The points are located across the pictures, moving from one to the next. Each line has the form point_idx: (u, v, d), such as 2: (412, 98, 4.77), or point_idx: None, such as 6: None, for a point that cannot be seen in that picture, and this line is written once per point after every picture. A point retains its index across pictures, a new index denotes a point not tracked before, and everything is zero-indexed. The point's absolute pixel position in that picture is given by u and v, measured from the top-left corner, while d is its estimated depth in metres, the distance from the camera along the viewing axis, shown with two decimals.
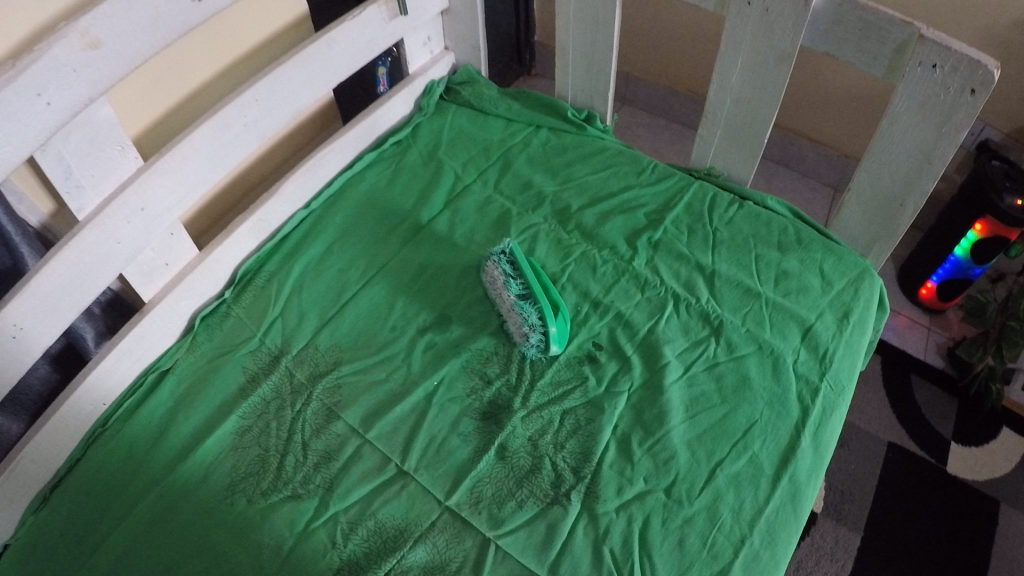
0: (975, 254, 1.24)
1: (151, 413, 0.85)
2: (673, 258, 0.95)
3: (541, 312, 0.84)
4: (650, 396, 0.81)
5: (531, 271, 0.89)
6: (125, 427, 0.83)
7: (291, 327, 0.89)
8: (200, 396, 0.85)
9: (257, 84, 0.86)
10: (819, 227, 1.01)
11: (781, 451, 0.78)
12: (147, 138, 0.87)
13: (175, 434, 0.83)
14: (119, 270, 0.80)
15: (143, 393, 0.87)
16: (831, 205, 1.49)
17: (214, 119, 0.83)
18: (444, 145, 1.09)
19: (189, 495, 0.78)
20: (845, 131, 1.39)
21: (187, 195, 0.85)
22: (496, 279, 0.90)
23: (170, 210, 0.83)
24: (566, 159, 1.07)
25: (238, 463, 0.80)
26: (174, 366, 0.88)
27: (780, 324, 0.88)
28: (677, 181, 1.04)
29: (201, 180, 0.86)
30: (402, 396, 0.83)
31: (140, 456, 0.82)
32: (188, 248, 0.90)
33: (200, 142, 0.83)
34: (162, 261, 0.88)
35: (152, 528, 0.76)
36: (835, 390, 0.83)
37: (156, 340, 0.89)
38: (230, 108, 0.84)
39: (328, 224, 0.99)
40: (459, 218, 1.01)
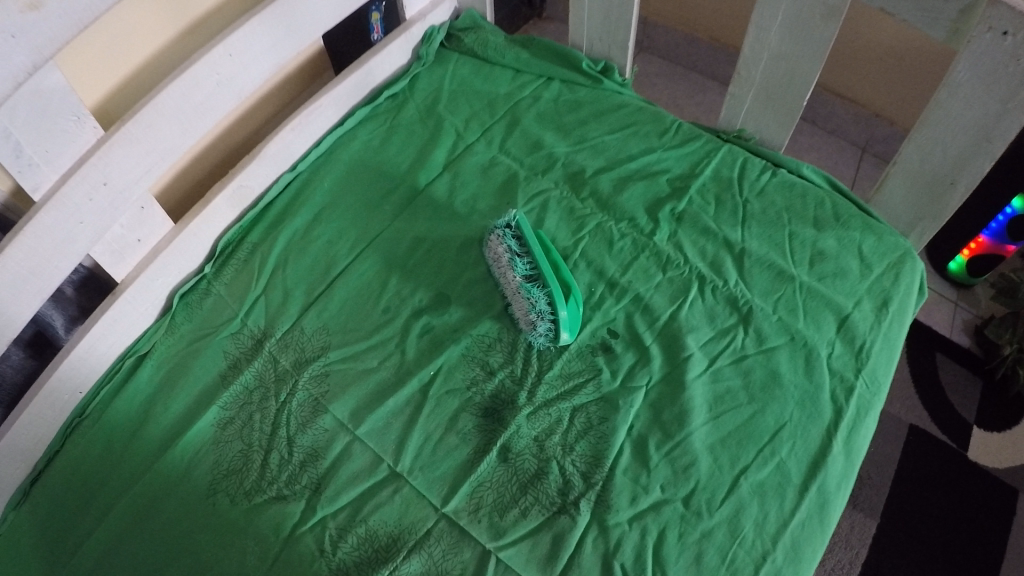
0: (1012, 229, 1.15)
1: (130, 401, 0.78)
2: (698, 233, 0.86)
3: (550, 297, 0.76)
4: (670, 393, 0.73)
5: (539, 247, 0.79)
6: (102, 419, 0.77)
7: (275, 307, 0.81)
8: (179, 383, 0.78)
9: (230, 37, 0.76)
10: (859, 200, 0.91)
11: (810, 458, 0.72)
12: (110, 102, 0.76)
13: (154, 426, 0.76)
14: (84, 253, 0.71)
15: (120, 379, 0.80)
16: (859, 167, 1.38)
17: (182, 78, 0.73)
18: (444, 98, 0.98)
19: (170, 492, 0.72)
20: (879, 89, 1.27)
21: (155, 164, 0.75)
22: (499, 256, 0.81)
23: (137, 183, 0.74)
24: (580, 116, 0.97)
25: (221, 459, 0.74)
26: (152, 351, 0.81)
27: (815, 312, 0.80)
28: (703, 145, 0.94)
29: (172, 148, 0.76)
30: (395, 387, 0.75)
31: (119, 449, 0.76)
32: (163, 221, 0.81)
33: (166, 105, 0.73)
34: (134, 238, 0.79)
35: (132, 529, 0.71)
36: (871, 389, 0.76)
37: (133, 322, 0.81)
38: (199, 66, 0.74)
39: (315, 189, 0.89)
40: (461, 183, 0.91)
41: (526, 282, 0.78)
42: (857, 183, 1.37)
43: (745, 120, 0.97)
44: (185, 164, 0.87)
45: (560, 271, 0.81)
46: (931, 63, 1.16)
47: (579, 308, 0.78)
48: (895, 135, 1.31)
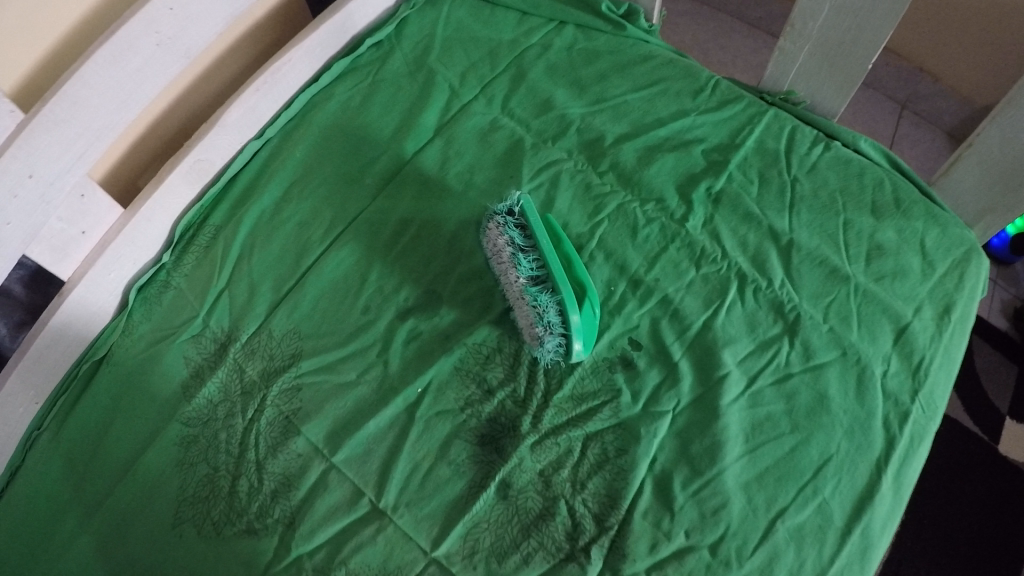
0: None
1: (87, 414, 0.69)
2: (737, 218, 0.73)
3: (561, 306, 0.63)
4: (701, 420, 0.63)
5: (547, 240, 0.65)
6: (61, 435, 0.69)
7: (239, 305, 0.69)
8: (138, 395, 0.69)
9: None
10: (921, 181, 0.78)
11: (857, 498, 0.62)
12: (41, 72, 0.62)
13: (115, 443, 0.67)
14: (17, 257, 0.60)
15: (78, 388, 0.71)
16: (898, 125, 1.23)
17: (113, 41, 0.59)
18: (438, 47, 0.82)
19: (136, 520, 0.64)
20: (927, 42, 1.12)
21: (91, 146, 0.62)
22: (500, 250, 0.67)
23: (72, 169, 0.61)
24: (599, 70, 0.82)
25: (186, 484, 0.65)
26: (111, 356, 0.71)
27: (870, 321, 0.69)
28: (744, 109, 0.80)
29: (113, 125, 0.63)
30: (376, 405, 0.64)
31: (80, 467, 0.67)
32: (108, 208, 0.69)
33: (96, 77, 0.59)
34: (76, 231, 0.67)
35: (101, 558, 0.64)
36: (929, 413, 0.66)
37: (85, 324, 0.71)
38: (133, 25, 0.60)
39: (285, 159, 0.76)
40: (455, 152, 0.76)
41: (532, 285, 0.64)
42: (895, 142, 1.22)
43: (795, 80, 0.82)
44: (139, 135, 0.72)
45: (570, 267, 0.68)
46: (1006, 23, 0.99)
47: (594, 315, 0.66)
48: (938, 92, 1.15)
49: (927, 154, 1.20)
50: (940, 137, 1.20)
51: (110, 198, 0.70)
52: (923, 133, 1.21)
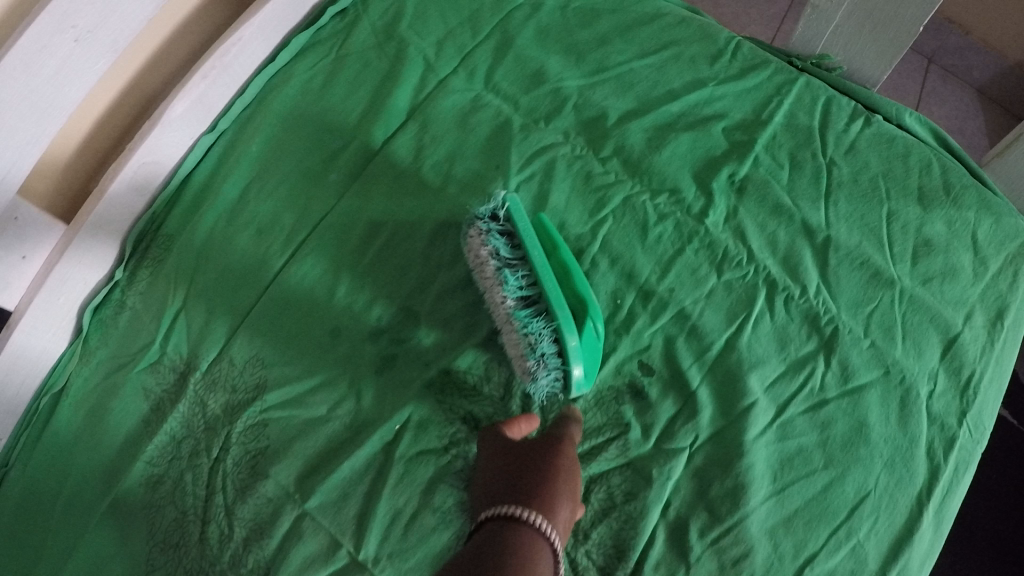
0: None
1: (51, 449, 0.63)
2: (765, 211, 0.63)
3: (557, 334, 0.53)
4: (722, 458, 0.55)
5: (538, 253, 0.55)
6: (25, 474, 0.63)
7: (197, 329, 0.62)
8: (99, 431, 0.62)
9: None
10: (971, 161, 0.69)
11: (897, 540, 0.54)
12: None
13: (79, 484, 0.62)
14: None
15: (40, 423, 0.65)
16: (925, 81, 1.07)
17: (21, 44, 0.49)
18: (410, 11, 0.71)
19: (104, 571, 0.58)
20: None
21: (16, 165, 0.54)
22: (483, 264, 0.57)
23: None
24: (598, 32, 0.70)
25: (155, 529, 0.59)
26: (69, 386, 0.65)
27: (916, 332, 0.60)
28: (772, 76, 0.68)
29: (37, 137, 0.55)
30: (351, 443, 0.57)
31: (45, 511, 0.62)
32: (48, 226, 0.60)
33: (7, 89, 0.50)
34: (17, 255, 0.59)
35: None
36: (977, 436, 0.58)
37: (38, 355, 0.64)
38: (40, 23, 0.50)
39: (241, 155, 0.66)
40: (431, 138, 0.66)
41: (522, 308, 0.55)
42: (923, 100, 1.06)
43: (832, 40, 0.70)
44: (80, 142, 0.62)
45: (567, 274, 0.57)
46: None
47: (597, 334, 0.56)
48: (970, 47, 1.03)
49: (955, 116, 1.05)
50: (969, 95, 1.06)
51: (50, 216, 0.61)
52: (951, 90, 1.07)
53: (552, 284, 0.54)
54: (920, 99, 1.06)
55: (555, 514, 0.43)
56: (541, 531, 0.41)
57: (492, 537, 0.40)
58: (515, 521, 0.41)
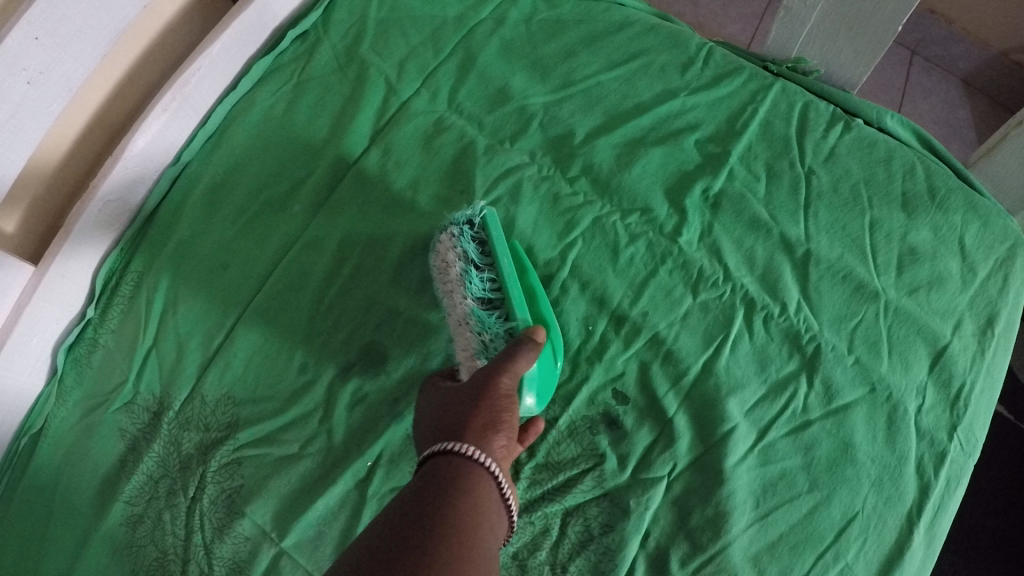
0: None
1: (30, 491, 0.63)
2: (738, 225, 0.62)
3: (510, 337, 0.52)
4: (701, 485, 0.54)
5: (508, 261, 0.54)
6: (10, 514, 0.63)
7: (169, 366, 0.61)
8: (77, 472, 0.62)
9: (28, 11, 0.49)
10: (957, 161, 0.67)
11: (885, 561, 0.53)
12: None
13: (60, 524, 0.61)
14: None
15: (21, 463, 0.65)
16: (909, 75, 1.05)
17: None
18: (371, 31, 0.70)
19: None
20: None
21: None
22: (448, 264, 0.56)
23: None
24: (564, 45, 0.70)
25: (138, 568, 0.59)
26: (48, 426, 0.64)
27: (902, 344, 0.58)
28: (745, 83, 0.68)
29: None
30: (325, 480, 0.56)
31: (34, 553, 0.62)
32: (18, 268, 0.59)
33: None
34: None
35: None
36: (968, 450, 0.56)
37: (13, 398, 0.63)
38: None
39: (210, 188, 0.65)
40: (395, 162, 0.65)
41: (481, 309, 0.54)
42: (908, 91, 1.04)
43: (806, 43, 0.68)
44: (41, 189, 0.61)
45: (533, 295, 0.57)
46: None
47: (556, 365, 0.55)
48: (952, 37, 1.01)
49: (940, 108, 1.03)
50: (953, 86, 1.04)
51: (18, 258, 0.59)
52: (936, 82, 1.04)
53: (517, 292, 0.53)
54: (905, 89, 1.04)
55: (493, 443, 0.44)
56: (486, 467, 0.42)
57: (428, 472, 0.41)
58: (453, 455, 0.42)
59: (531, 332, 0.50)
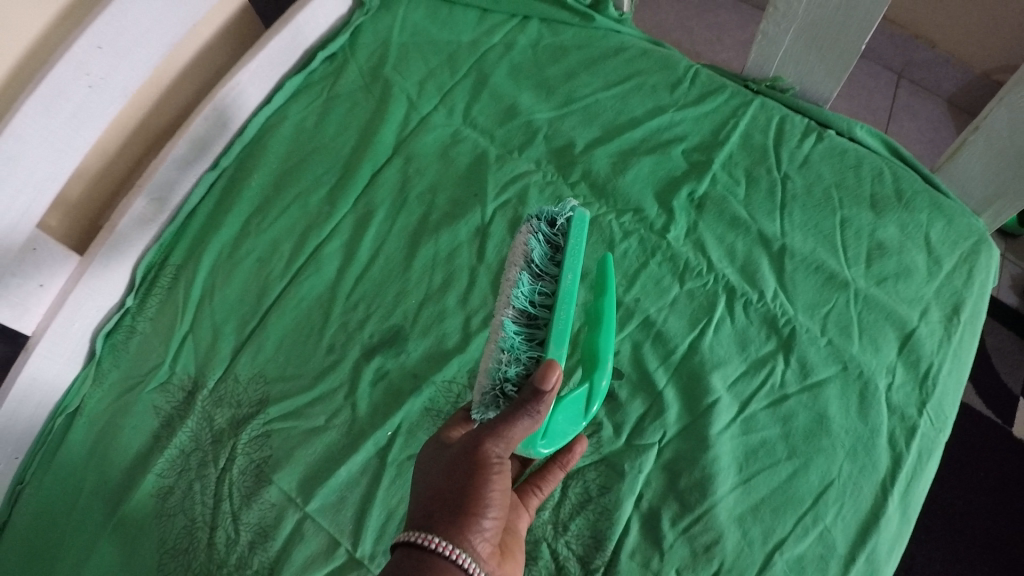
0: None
1: (65, 465, 0.66)
2: (722, 224, 0.69)
3: (533, 365, 0.51)
4: (689, 451, 0.59)
5: (568, 283, 0.53)
6: (41, 486, 0.65)
7: (204, 349, 0.67)
8: (111, 448, 0.66)
9: (95, 23, 0.56)
10: (925, 169, 0.73)
11: (862, 523, 0.58)
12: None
13: (94, 493, 0.64)
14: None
15: (54, 442, 0.68)
16: (896, 97, 1.16)
17: (39, 91, 0.55)
18: (393, 54, 0.78)
19: None
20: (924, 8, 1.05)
21: (34, 200, 0.59)
22: (514, 260, 0.55)
23: (16, 228, 0.58)
24: (566, 68, 0.77)
25: (165, 536, 0.62)
26: (83, 406, 0.68)
27: (872, 329, 0.64)
28: (728, 100, 0.75)
29: (56, 173, 0.59)
30: (348, 450, 0.61)
31: (61, 524, 0.64)
32: (65, 255, 0.66)
33: (27, 131, 0.55)
34: (36, 283, 0.64)
35: None
36: (937, 425, 0.61)
37: (54, 376, 0.68)
38: (61, 69, 0.55)
39: (243, 191, 0.72)
40: (416, 170, 0.72)
41: (519, 321, 0.53)
42: (895, 113, 1.15)
43: (782, 65, 0.76)
44: (89, 185, 0.68)
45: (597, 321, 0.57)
46: None
47: (585, 411, 0.54)
48: (937, 59, 1.10)
49: (928, 127, 1.14)
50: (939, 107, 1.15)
51: (66, 246, 0.67)
52: (922, 103, 1.15)
53: (565, 318, 0.51)
54: (893, 111, 1.15)
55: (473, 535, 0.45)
56: (458, 561, 0.43)
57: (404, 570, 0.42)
58: (428, 551, 0.43)
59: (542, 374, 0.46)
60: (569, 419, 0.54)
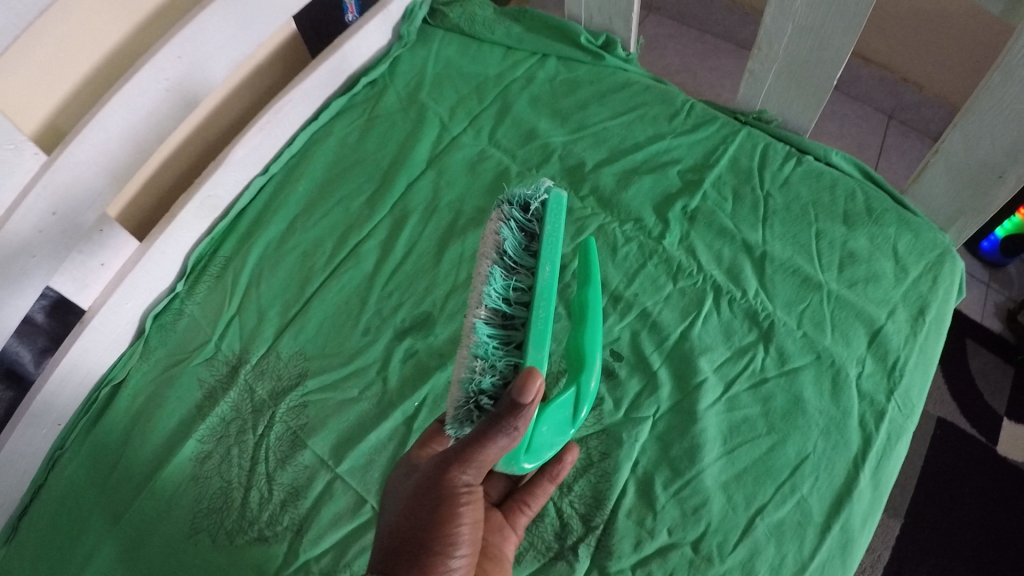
0: (1007, 245, 1.18)
1: (107, 432, 0.73)
2: (712, 233, 0.78)
3: (510, 371, 0.53)
4: (680, 423, 0.67)
5: (544, 277, 0.56)
6: (83, 449, 0.72)
7: (249, 330, 0.75)
8: (154, 416, 0.73)
9: (176, 36, 0.66)
10: (894, 190, 0.82)
11: (836, 495, 0.64)
12: (59, 113, 0.69)
13: (134, 458, 0.71)
14: (43, 284, 0.65)
15: (98, 410, 0.75)
16: (886, 136, 1.30)
17: (126, 89, 0.63)
18: (427, 83, 0.89)
19: (153, 532, 0.67)
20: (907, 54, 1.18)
21: (108, 185, 0.66)
22: (486, 252, 0.59)
23: (91, 208, 0.66)
24: (579, 99, 0.88)
25: (201, 496, 0.68)
26: (127, 378, 0.76)
27: (843, 325, 0.72)
28: (719, 129, 0.85)
29: (131, 161, 0.68)
30: (378, 419, 0.69)
31: (100, 484, 0.71)
32: (127, 240, 0.75)
33: (113, 123, 0.64)
34: (97, 263, 0.73)
35: (122, 561, 0.67)
36: (906, 411, 0.68)
37: (103, 350, 0.75)
38: (146, 71, 0.65)
39: (289, 195, 0.82)
40: (446, 181, 0.82)
41: (494, 321, 0.55)
42: (884, 151, 1.28)
43: (767, 100, 0.87)
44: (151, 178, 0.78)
45: (582, 317, 0.61)
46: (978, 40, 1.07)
47: (575, 418, 0.58)
48: (923, 101, 1.22)
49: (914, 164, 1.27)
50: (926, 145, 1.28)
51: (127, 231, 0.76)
52: (910, 143, 1.28)
53: (542, 316, 0.54)
54: (884, 152, 1.28)
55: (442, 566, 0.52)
56: None
57: None
58: None
59: (521, 387, 0.48)
60: (555, 426, 0.58)
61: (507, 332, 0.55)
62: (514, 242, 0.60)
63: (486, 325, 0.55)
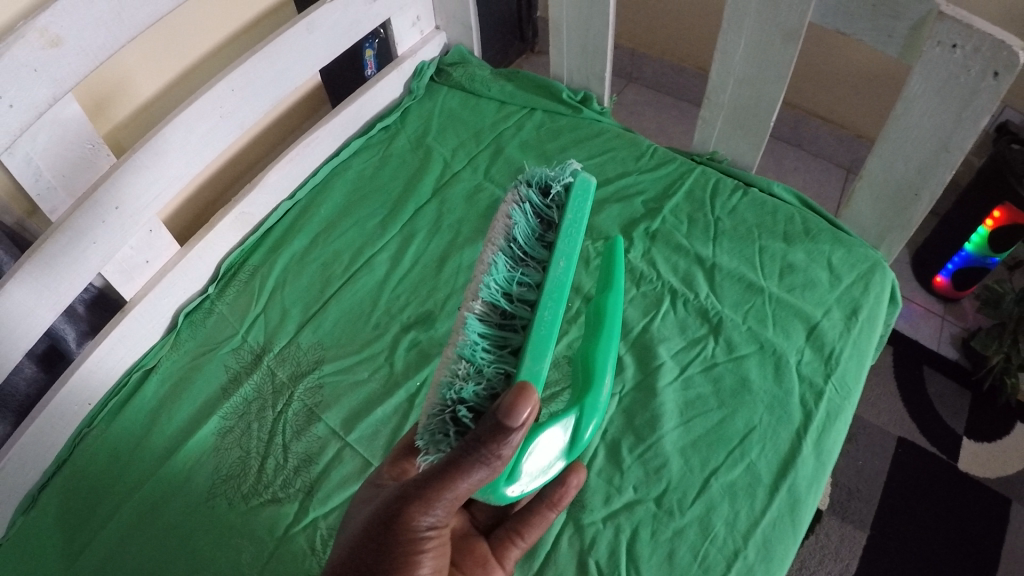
0: (957, 281, 1.30)
1: (137, 412, 0.83)
2: (671, 249, 0.92)
3: (498, 380, 0.55)
4: (642, 400, 0.79)
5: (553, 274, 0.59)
6: (112, 426, 0.82)
7: (273, 325, 0.86)
8: (181, 397, 0.83)
9: (231, 74, 0.82)
10: (830, 215, 0.95)
11: (783, 460, 0.73)
12: (121, 133, 0.85)
13: (159, 434, 0.80)
14: (95, 270, 0.76)
15: (127, 393, 0.85)
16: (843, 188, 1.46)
17: (185, 113, 0.79)
18: (433, 129, 1.05)
19: (175, 494, 0.76)
20: (856, 112, 1.35)
21: (163, 190, 0.81)
22: (494, 238, 0.63)
23: (148, 207, 0.80)
24: (561, 143, 1.03)
25: (220, 465, 0.77)
26: (158, 365, 0.86)
27: (784, 322, 0.83)
28: (678, 167, 1.00)
29: (183, 173, 0.82)
30: (383, 397, 0.79)
31: (124, 457, 0.79)
32: (167, 245, 0.88)
33: (173, 138, 0.78)
34: (142, 259, 0.86)
35: (140, 522, 0.74)
36: (842, 393, 0.78)
37: (139, 340, 0.86)
38: (204, 100, 0.80)
39: (312, 217, 0.96)
40: (447, 208, 0.96)
41: (490, 311, 0.59)
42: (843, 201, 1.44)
43: (720, 143, 1.03)
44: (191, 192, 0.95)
45: (598, 328, 0.66)
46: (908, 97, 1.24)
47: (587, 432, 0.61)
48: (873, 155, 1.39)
49: None
50: None
51: (170, 236, 0.89)
52: None
53: (546, 317, 0.56)
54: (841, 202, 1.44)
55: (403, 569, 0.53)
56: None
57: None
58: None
59: (507, 411, 0.48)
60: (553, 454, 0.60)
61: (501, 333, 0.58)
62: (527, 229, 0.64)
63: (479, 320, 0.58)
